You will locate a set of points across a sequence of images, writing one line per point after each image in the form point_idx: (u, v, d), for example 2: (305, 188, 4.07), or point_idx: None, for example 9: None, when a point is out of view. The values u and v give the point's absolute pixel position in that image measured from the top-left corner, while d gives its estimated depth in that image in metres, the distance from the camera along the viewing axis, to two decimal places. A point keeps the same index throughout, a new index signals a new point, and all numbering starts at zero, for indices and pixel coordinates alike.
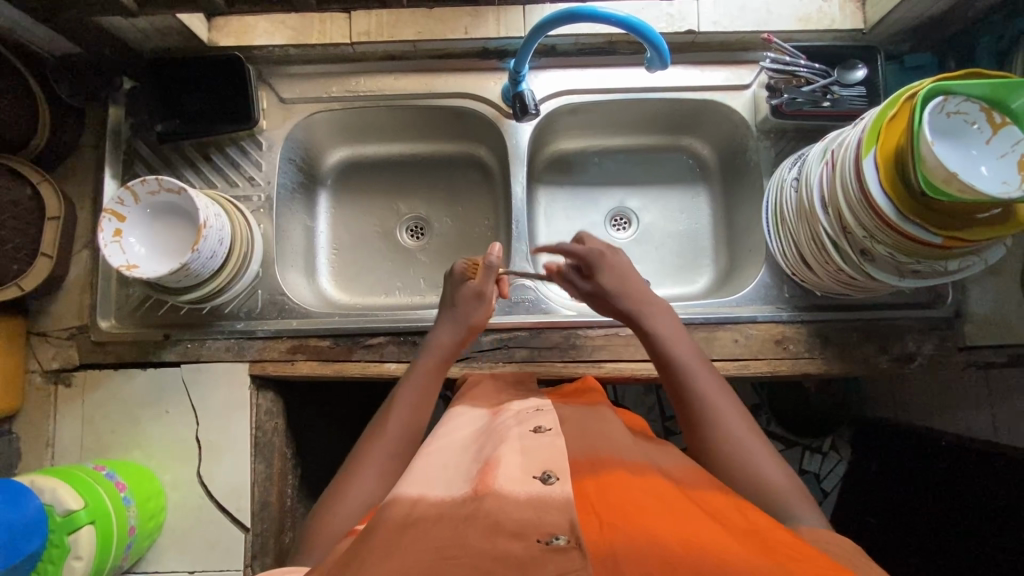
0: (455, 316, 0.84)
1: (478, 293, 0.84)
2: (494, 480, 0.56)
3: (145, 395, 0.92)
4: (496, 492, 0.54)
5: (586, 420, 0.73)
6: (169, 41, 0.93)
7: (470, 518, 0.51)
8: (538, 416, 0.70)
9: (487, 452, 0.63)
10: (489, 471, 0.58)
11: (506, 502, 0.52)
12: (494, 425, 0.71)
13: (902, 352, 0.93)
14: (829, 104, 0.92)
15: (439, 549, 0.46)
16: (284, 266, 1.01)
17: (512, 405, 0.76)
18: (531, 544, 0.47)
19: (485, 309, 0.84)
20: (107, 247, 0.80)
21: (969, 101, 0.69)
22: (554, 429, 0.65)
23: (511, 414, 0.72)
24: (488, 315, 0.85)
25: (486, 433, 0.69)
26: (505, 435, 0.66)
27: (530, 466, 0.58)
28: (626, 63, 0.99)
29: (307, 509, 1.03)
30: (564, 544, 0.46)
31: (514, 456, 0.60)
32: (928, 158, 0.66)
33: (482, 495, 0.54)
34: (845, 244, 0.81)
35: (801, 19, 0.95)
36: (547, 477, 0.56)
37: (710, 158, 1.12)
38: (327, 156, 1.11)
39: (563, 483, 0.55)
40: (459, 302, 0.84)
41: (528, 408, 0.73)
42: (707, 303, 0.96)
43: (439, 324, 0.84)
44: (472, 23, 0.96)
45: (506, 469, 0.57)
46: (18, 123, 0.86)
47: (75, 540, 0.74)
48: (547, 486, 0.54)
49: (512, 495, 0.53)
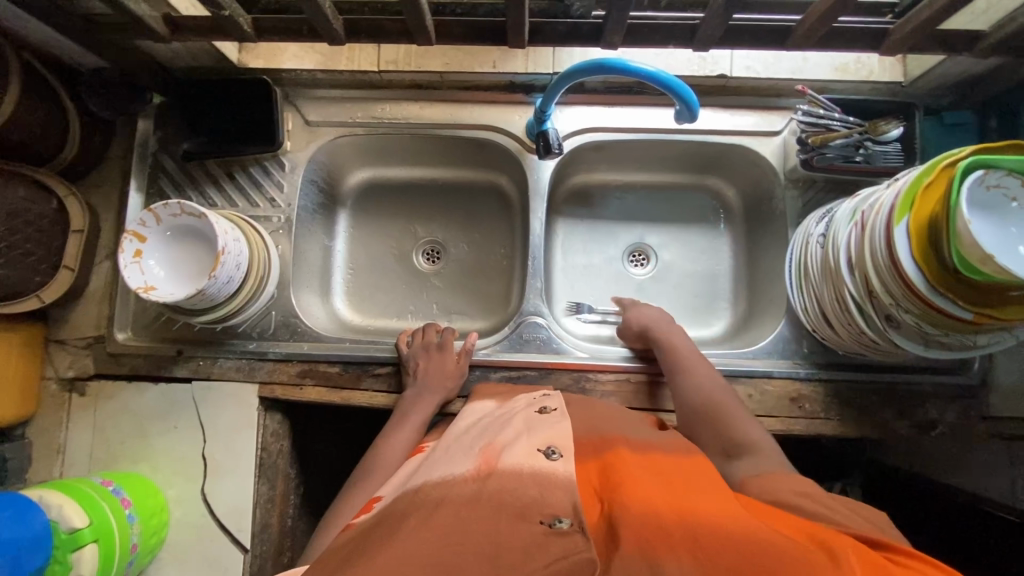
0: (427, 378, 0.88)
1: (440, 347, 0.90)
2: (498, 461, 0.57)
3: (155, 409, 0.93)
4: (501, 470, 0.55)
5: (591, 410, 0.74)
6: (200, 61, 0.94)
7: (473, 502, 0.51)
8: (545, 400, 0.73)
9: (493, 434, 0.64)
10: (493, 453, 0.59)
11: (512, 480, 0.53)
12: (503, 409, 0.73)
13: (922, 419, 0.90)
14: (862, 159, 0.89)
15: (445, 535, 0.46)
16: (299, 287, 1.01)
17: (520, 395, 0.78)
18: (534, 526, 0.48)
19: (450, 362, 0.90)
20: (126, 268, 0.81)
21: (1009, 175, 0.67)
22: (559, 410, 0.69)
23: (520, 400, 0.75)
24: (453, 365, 0.90)
25: (495, 416, 0.71)
26: (511, 418, 0.68)
27: (535, 441, 0.60)
28: (655, 104, 0.97)
29: (306, 530, 1.04)
30: (567, 527, 0.48)
31: (519, 437, 0.61)
32: (964, 236, 0.64)
33: (486, 476, 0.55)
34: (870, 308, 0.79)
35: (838, 68, 0.93)
36: (551, 452, 0.58)
37: (734, 201, 1.10)
38: (347, 177, 1.11)
39: (567, 460, 0.57)
40: (423, 364, 0.89)
41: (536, 395, 0.76)
42: (722, 352, 0.94)
43: (416, 386, 0.88)
44: (501, 57, 0.96)
45: (512, 449, 0.59)
46: (50, 137, 0.87)
47: (77, 559, 0.74)
48: (550, 461, 0.57)
49: (517, 468, 0.55)
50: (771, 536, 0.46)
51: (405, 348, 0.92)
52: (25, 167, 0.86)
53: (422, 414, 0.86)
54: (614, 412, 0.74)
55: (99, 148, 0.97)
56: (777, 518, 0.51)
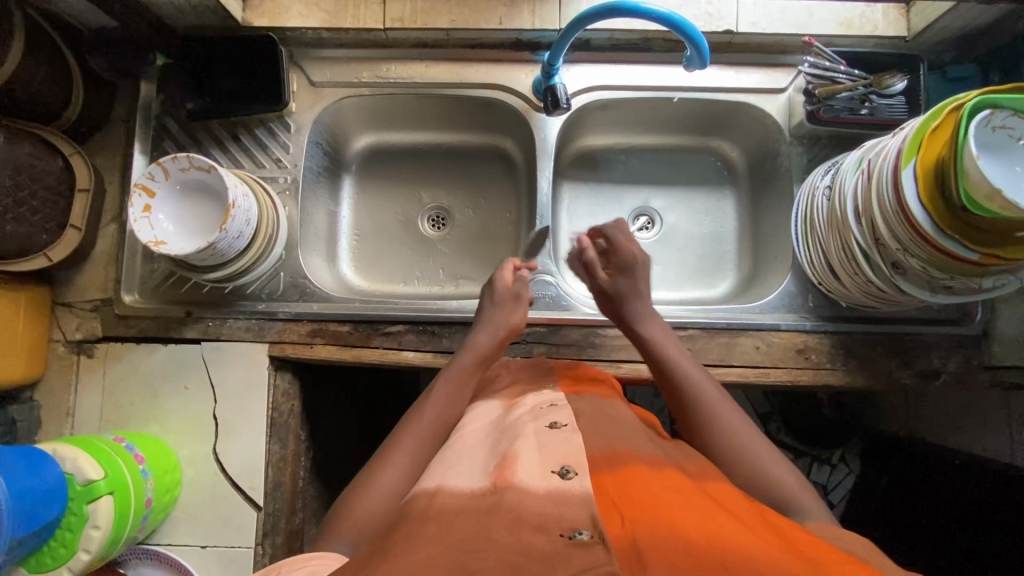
0: (499, 301, 0.84)
1: (515, 295, 0.84)
2: (514, 473, 0.55)
3: (165, 370, 0.93)
4: (516, 486, 0.54)
5: (604, 417, 0.70)
6: (204, 18, 0.93)
7: (492, 511, 0.51)
8: (553, 411, 0.68)
9: (504, 445, 0.62)
10: (507, 464, 0.57)
11: (527, 496, 0.52)
12: (508, 419, 0.69)
13: (926, 368, 0.92)
14: (867, 112, 0.90)
15: (466, 541, 0.46)
16: (306, 249, 1.01)
17: (527, 399, 0.73)
18: (554, 538, 0.47)
19: (524, 311, 0.84)
20: (136, 222, 0.81)
21: (1015, 115, 0.68)
22: (570, 425, 0.64)
23: (527, 409, 0.70)
24: (525, 317, 0.84)
25: (502, 427, 0.67)
26: (521, 429, 0.64)
27: (548, 461, 0.58)
28: (662, 61, 0.98)
29: (316, 491, 1.04)
30: (587, 538, 0.47)
31: (532, 451, 0.59)
32: (972, 172, 0.64)
33: (501, 490, 0.54)
34: (876, 255, 0.80)
35: (843, 23, 0.93)
36: (566, 471, 0.56)
37: (739, 161, 1.10)
38: (352, 142, 1.11)
39: (582, 478, 0.55)
40: (496, 305, 0.83)
41: (543, 403, 0.70)
42: (729, 307, 0.95)
43: (481, 331, 0.81)
44: (507, 14, 0.95)
45: (526, 465, 0.57)
46: (53, 95, 0.86)
47: (93, 510, 0.74)
48: (566, 480, 0.55)
49: (532, 487, 0.53)
50: (801, 563, 0.46)
51: (495, 280, 0.86)
52: (30, 124, 0.86)
53: (489, 338, 0.80)
54: (627, 423, 0.70)
55: (102, 109, 0.96)
56: (803, 538, 0.51)
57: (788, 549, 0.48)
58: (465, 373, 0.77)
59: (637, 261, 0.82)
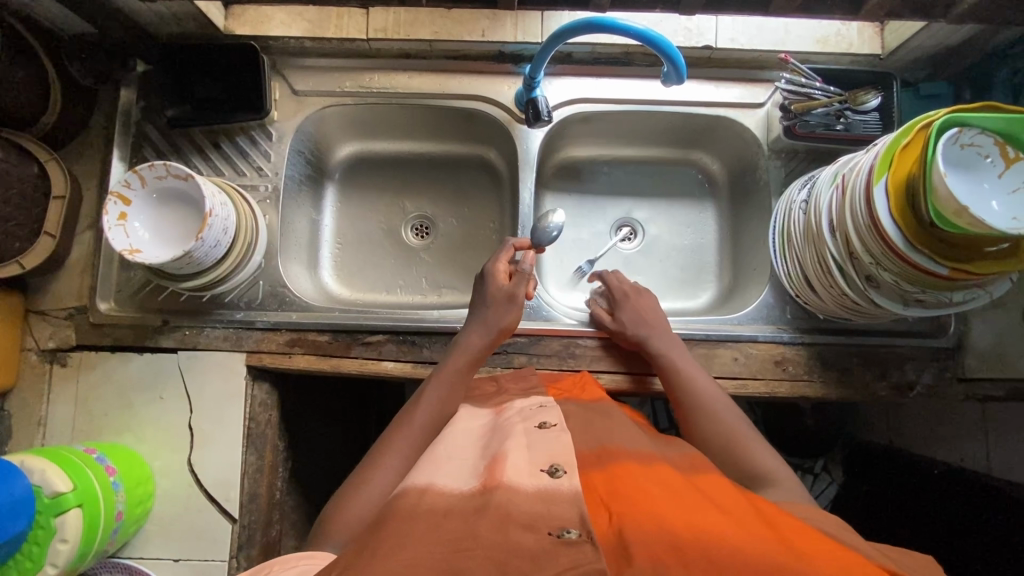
0: (490, 301, 0.85)
1: (510, 295, 0.85)
2: (504, 473, 0.54)
3: (140, 379, 0.92)
4: (506, 485, 0.53)
5: (592, 421, 0.71)
6: (185, 25, 0.92)
7: (481, 511, 0.50)
8: (542, 412, 0.68)
9: (495, 447, 0.62)
10: (496, 465, 0.57)
11: (517, 494, 0.51)
12: (498, 422, 0.70)
13: (901, 380, 0.93)
14: (842, 127, 0.91)
15: (453, 540, 0.46)
16: (287, 257, 1.00)
17: (516, 402, 0.74)
18: (542, 537, 0.47)
19: (517, 313, 0.85)
20: (110, 230, 0.80)
21: (982, 134, 0.69)
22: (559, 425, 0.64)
23: (514, 411, 0.71)
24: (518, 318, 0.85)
25: (492, 431, 0.67)
26: (510, 430, 0.65)
27: (538, 460, 0.57)
28: (643, 75, 0.99)
29: (293, 503, 1.03)
30: (576, 537, 0.47)
31: (520, 450, 0.59)
32: (940, 189, 0.66)
33: (491, 490, 0.53)
34: (850, 269, 0.81)
35: (819, 40, 0.95)
36: (555, 470, 0.55)
37: (720, 174, 1.12)
38: (335, 151, 1.10)
39: (571, 476, 0.54)
40: (490, 306, 0.85)
41: (532, 405, 0.71)
42: (708, 319, 0.96)
43: (471, 332, 0.83)
44: (490, 26, 0.96)
45: (514, 463, 0.56)
46: (29, 100, 0.86)
47: (61, 523, 0.73)
48: (555, 480, 0.54)
49: (521, 488, 0.52)
50: (785, 555, 0.46)
51: (489, 270, 0.87)
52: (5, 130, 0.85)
53: (480, 341, 0.83)
54: (612, 423, 0.70)
55: (80, 115, 0.96)
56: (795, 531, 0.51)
57: (781, 542, 0.48)
58: (457, 377, 0.80)
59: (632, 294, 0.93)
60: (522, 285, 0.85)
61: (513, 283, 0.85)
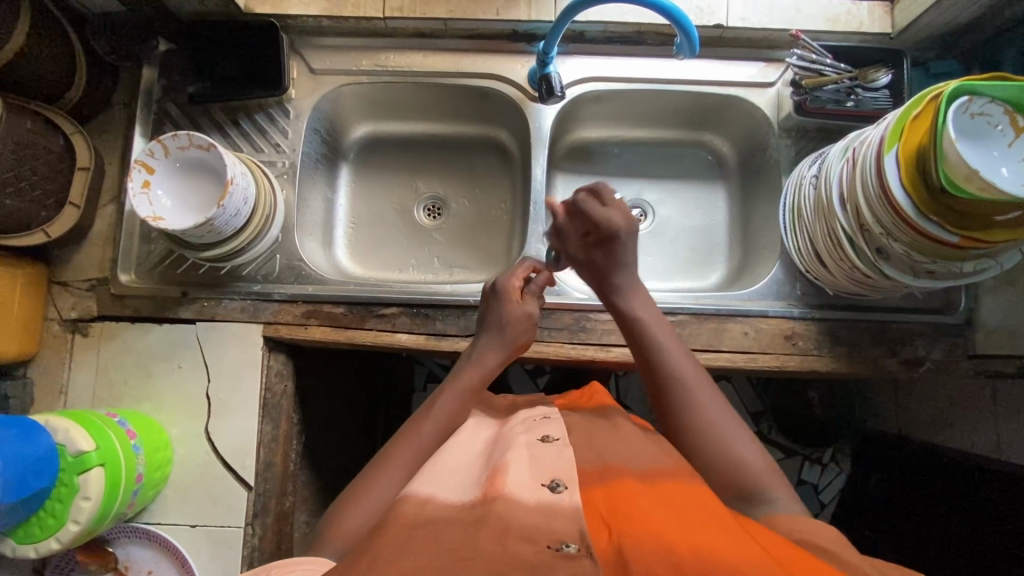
0: (507, 319, 0.81)
1: (527, 314, 0.82)
2: (504, 484, 0.57)
3: (159, 349, 0.93)
4: (505, 496, 0.55)
5: (593, 433, 0.72)
6: (207, 4, 0.95)
7: (479, 523, 0.51)
8: (546, 424, 0.70)
9: (496, 458, 0.63)
10: (498, 474, 0.59)
11: (516, 506, 0.53)
12: (502, 433, 0.71)
13: (911, 356, 0.93)
14: (853, 104, 0.93)
15: (452, 550, 0.47)
16: (302, 233, 1.02)
17: (520, 413, 0.77)
18: (542, 550, 0.48)
19: (530, 331, 0.83)
20: (134, 197, 0.82)
21: (992, 102, 0.70)
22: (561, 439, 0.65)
23: (519, 421, 0.73)
24: (530, 337, 0.84)
25: (495, 441, 0.69)
26: (512, 441, 0.66)
27: (539, 474, 0.59)
28: (654, 54, 1.01)
29: (306, 477, 1.05)
30: (574, 551, 0.48)
31: (522, 463, 0.61)
32: (951, 155, 0.66)
33: (492, 499, 0.55)
34: (861, 241, 0.81)
35: (830, 19, 0.96)
36: (556, 484, 0.57)
37: (729, 155, 1.13)
38: (351, 131, 1.13)
39: (571, 492, 0.56)
40: (505, 322, 0.81)
41: (536, 416, 0.73)
42: (718, 295, 0.97)
43: (485, 349, 0.80)
44: (504, 5, 0.98)
45: (515, 475, 0.58)
46: (57, 73, 0.88)
47: (84, 481, 0.75)
48: (555, 494, 0.56)
49: (520, 500, 0.54)
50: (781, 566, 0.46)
51: (505, 288, 0.83)
52: (34, 103, 0.87)
53: (495, 359, 0.80)
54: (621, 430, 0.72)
55: (104, 92, 0.98)
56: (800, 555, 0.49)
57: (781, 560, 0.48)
58: (469, 391, 0.77)
59: (619, 224, 0.78)
60: (536, 305, 0.84)
61: (528, 303, 0.83)
